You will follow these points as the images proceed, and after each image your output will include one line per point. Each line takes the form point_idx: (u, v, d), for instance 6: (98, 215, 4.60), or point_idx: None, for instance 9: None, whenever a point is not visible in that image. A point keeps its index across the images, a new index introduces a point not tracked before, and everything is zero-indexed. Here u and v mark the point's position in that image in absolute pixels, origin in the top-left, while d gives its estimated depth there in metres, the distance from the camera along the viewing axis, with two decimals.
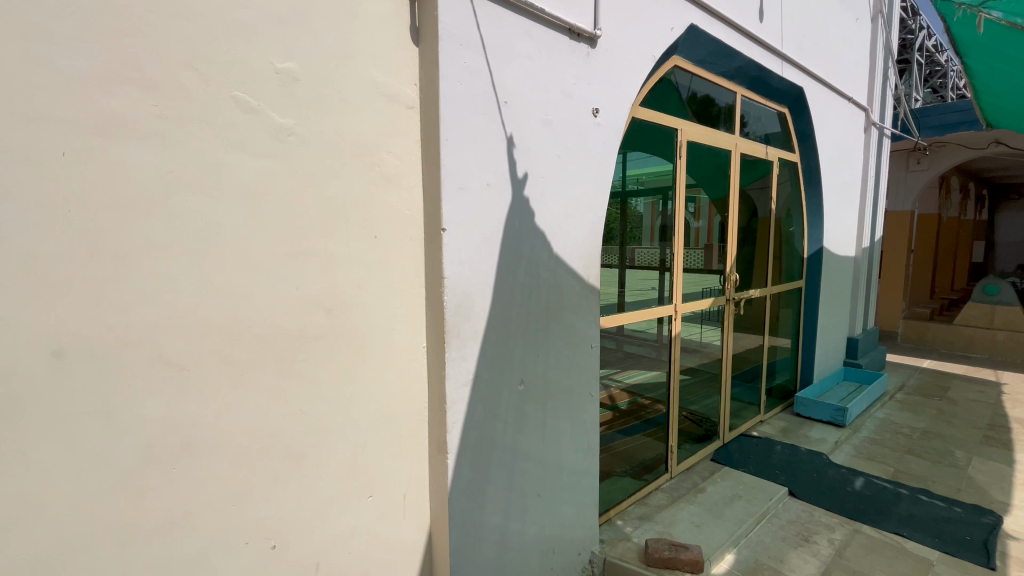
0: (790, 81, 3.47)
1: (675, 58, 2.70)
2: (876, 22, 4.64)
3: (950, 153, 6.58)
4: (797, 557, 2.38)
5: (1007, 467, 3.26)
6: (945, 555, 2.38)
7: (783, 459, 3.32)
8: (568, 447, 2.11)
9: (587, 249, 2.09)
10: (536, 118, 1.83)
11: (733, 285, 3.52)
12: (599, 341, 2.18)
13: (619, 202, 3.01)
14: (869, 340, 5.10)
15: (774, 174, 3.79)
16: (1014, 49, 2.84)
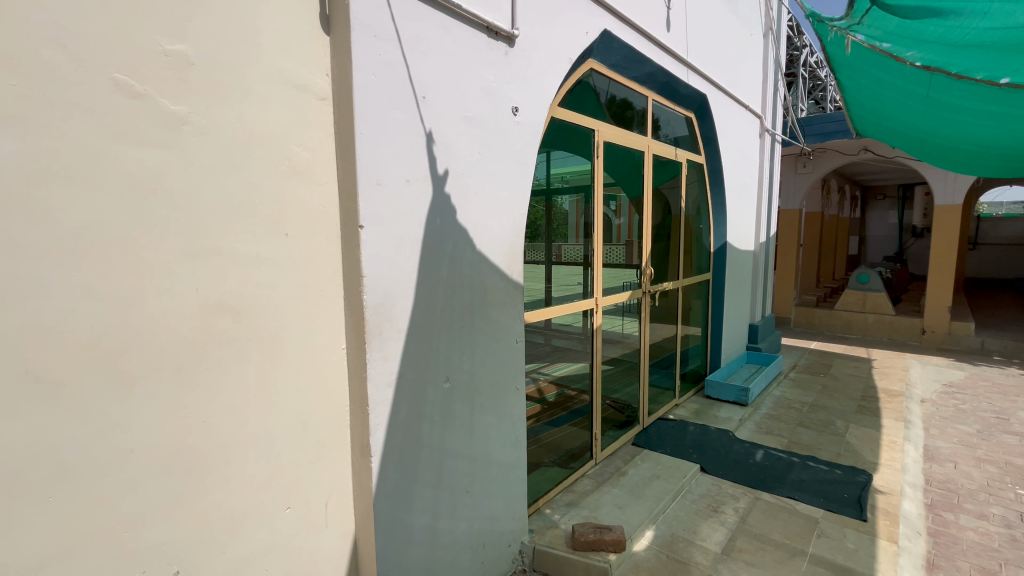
0: (695, 88, 3.74)
1: (590, 61, 2.80)
2: (768, 38, 5.12)
3: (829, 158, 7.44)
4: (708, 527, 2.58)
5: (876, 432, 3.77)
6: (829, 513, 2.71)
7: (696, 439, 3.59)
8: (496, 442, 2.14)
9: (510, 246, 2.13)
10: (455, 115, 1.82)
11: (649, 279, 3.73)
12: (524, 336, 2.22)
13: (544, 200, 3.10)
14: (766, 326, 5.64)
15: (683, 174, 4.05)
16: (875, 69, 3.25)
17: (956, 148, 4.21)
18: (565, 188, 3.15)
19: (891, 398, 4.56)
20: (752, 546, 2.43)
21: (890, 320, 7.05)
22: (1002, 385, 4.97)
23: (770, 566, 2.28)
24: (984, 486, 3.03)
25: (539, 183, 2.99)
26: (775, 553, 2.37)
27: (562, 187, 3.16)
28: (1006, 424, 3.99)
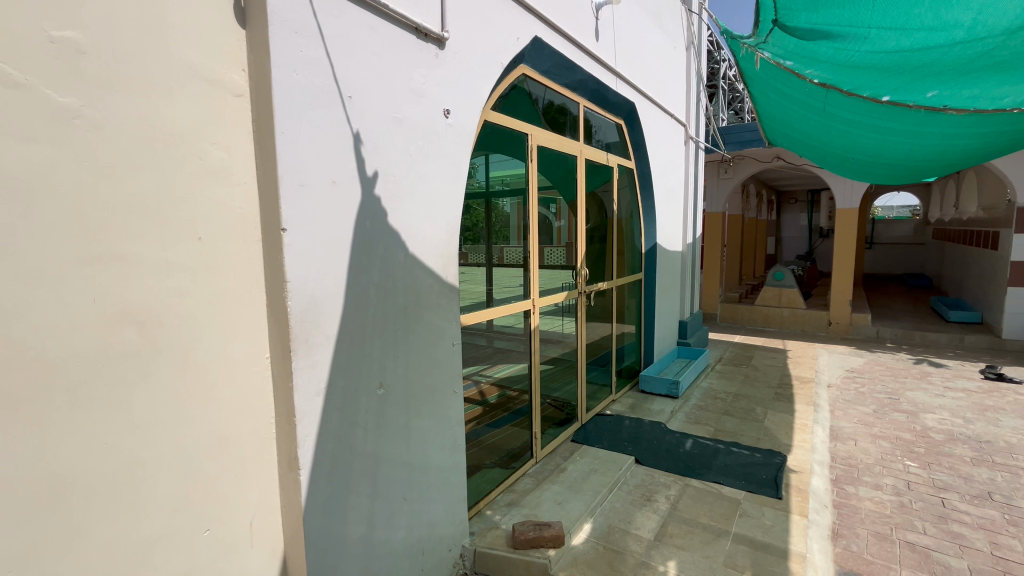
0: (624, 96, 3.91)
1: (523, 66, 2.86)
2: (690, 51, 5.43)
3: (747, 165, 8.03)
4: (642, 516, 2.70)
5: (790, 416, 4.11)
6: (749, 494, 2.91)
7: (631, 432, 3.74)
8: (434, 446, 2.11)
9: (444, 248, 2.12)
10: (385, 116, 1.79)
11: (584, 279, 3.84)
12: (461, 338, 2.22)
13: (483, 201, 3.06)
14: (695, 322, 5.98)
15: (615, 179, 4.22)
16: (781, 84, 3.54)
17: (852, 158, 4.69)
18: (504, 191, 3.13)
19: (803, 384, 4.99)
20: (682, 530, 2.57)
21: (802, 313, 7.71)
22: (893, 369, 5.59)
23: (699, 547, 2.43)
24: (878, 459, 3.40)
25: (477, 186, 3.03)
26: (702, 535, 2.53)
27: (501, 189, 3.13)
28: (896, 403, 4.50)
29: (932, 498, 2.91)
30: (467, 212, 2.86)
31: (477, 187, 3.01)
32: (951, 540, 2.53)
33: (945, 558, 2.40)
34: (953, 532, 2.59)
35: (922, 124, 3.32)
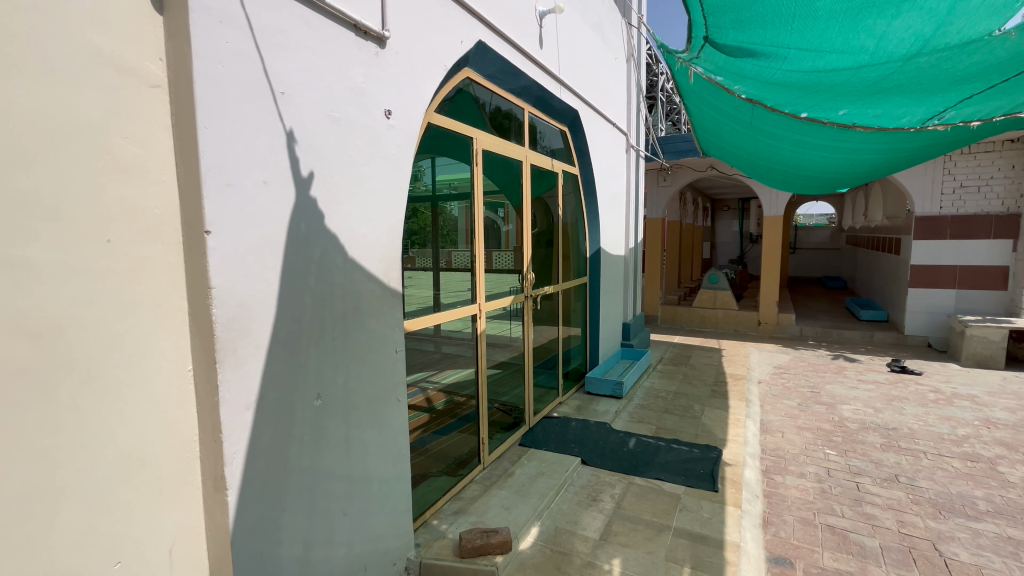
0: (568, 103, 3.98)
1: (467, 70, 2.84)
2: (630, 62, 5.64)
3: (684, 173, 8.45)
4: (588, 516, 2.74)
5: (725, 412, 4.34)
6: (689, 488, 3.04)
7: (577, 433, 3.80)
8: (377, 457, 2.04)
9: (386, 252, 2.06)
10: (321, 114, 1.72)
11: (531, 284, 3.87)
12: (404, 345, 2.16)
13: (430, 204, 3.00)
14: (637, 324, 6.19)
15: (560, 185, 4.29)
16: (713, 98, 3.74)
17: (777, 169, 5.03)
18: (451, 194, 3.06)
19: (736, 381, 5.29)
20: (626, 527, 2.64)
21: (734, 314, 8.18)
22: (814, 364, 6.05)
23: (642, 544, 2.49)
24: (802, 449, 3.65)
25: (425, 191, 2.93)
26: (645, 531, 2.60)
27: (449, 193, 3.05)
28: (817, 396, 4.87)
29: (848, 483, 3.17)
30: (412, 217, 2.77)
31: (424, 191, 2.91)
32: (865, 521, 2.75)
33: (861, 538, 2.60)
34: (867, 513, 2.82)
35: (835, 140, 3.63)
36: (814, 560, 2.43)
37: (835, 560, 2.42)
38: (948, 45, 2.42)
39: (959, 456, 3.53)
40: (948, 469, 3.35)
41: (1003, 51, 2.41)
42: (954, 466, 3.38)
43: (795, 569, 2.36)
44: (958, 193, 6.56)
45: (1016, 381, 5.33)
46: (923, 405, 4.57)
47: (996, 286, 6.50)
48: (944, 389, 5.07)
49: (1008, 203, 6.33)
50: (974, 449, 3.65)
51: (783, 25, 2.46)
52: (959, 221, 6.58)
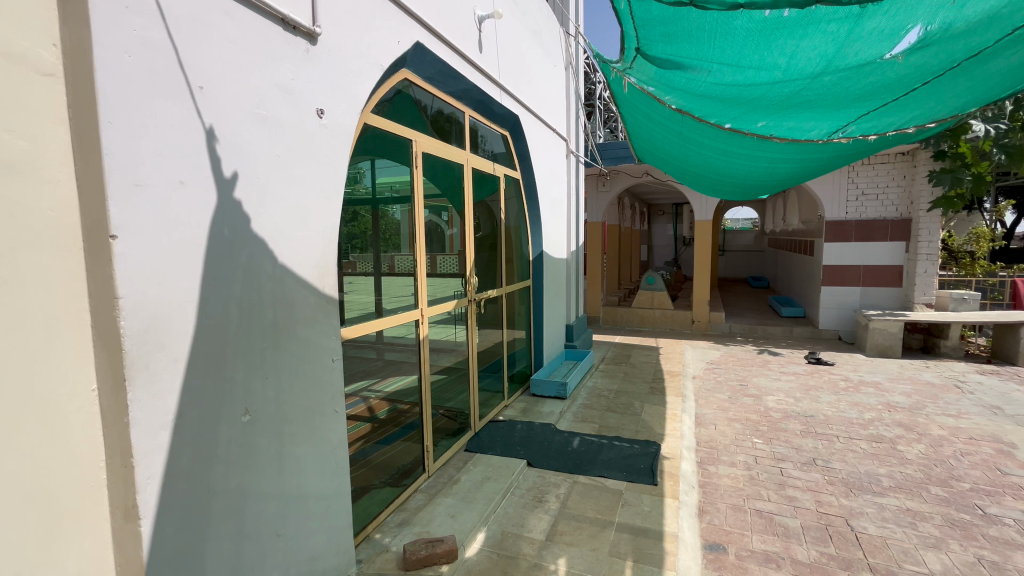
0: (508, 108, 4.01)
1: (405, 70, 2.78)
2: (569, 70, 5.78)
3: (621, 179, 8.78)
4: (534, 518, 2.76)
5: (663, 408, 4.53)
6: (630, 483, 3.14)
7: (522, 436, 3.82)
8: (313, 473, 1.94)
9: (320, 257, 1.97)
10: (245, 111, 1.61)
11: (474, 288, 3.84)
12: (342, 354, 2.07)
13: (370, 208, 2.81)
14: (580, 325, 6.32)
15: (502, 189, 4.31)
16: (645, 108, 3.89)
17: (705, 176, 5.34)
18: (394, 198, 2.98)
19: (673, 377, 5.54)
20: (571, 526, 2.68)
21: (670, 314, 8.57)
22: (742, 359, 6.46)
23: (586, 541, 2.54)
24: (733, 440, 3.88)
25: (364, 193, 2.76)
26: (589, 529, 2.65)
27: (390, 196, 2.94)
28: (745, 389, 5.20)
29: (773, 468, 3.40)
30: (351, 220, 2.63)
31: (364, 194, 2.75)
32: (788, 503, 2.97)
33: (785, 519, 2.80)
34: (789, 496, 3.04)
35: (755, 150, 3.90)
36: (744, 543, 2.58)
37: (763, 542, 2.59)
38: (848, 66, 2.68)
39: (866, 438, 3.90)
40: (857, 450, 3.68)
41: (893, 73, 2.70)
42: (863, 447, 3.72)
43: (727, 554, 2.50)
44: (860, 200, 7.28)
45: (911, 368, 5.97)
46: (835, 392, 5.01)
47: (893, 283, 7.26)
48: (852, 377, 5.58)
49: (901, 210, 7.10)
50: (878, 430, 4.05)
51: (706, 40, 2.61)
52: (862, 225, 7.29)
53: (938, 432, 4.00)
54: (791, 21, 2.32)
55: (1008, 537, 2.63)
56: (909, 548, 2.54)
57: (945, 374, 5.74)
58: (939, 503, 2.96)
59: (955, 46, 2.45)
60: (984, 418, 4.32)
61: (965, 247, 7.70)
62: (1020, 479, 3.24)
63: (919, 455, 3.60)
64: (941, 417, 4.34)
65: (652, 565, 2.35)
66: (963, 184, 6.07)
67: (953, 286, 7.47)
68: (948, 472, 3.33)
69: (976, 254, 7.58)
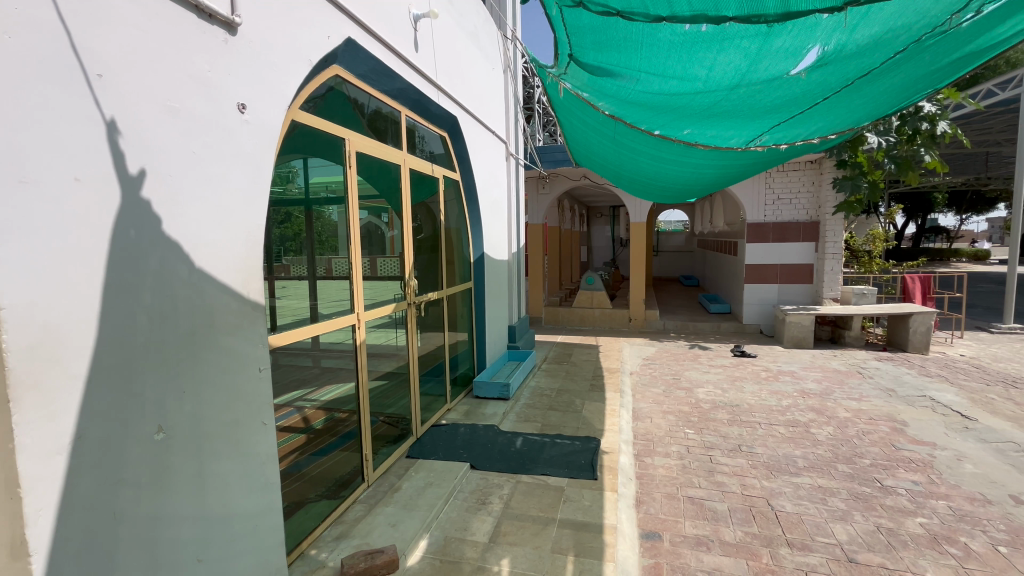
0: (446, 109, 3.98)
1: (336, 67, 2.67)
2: (507, 73, 5.83)
3: (561, 181, 8.99)
4: (477, 521, 2.75)
5: (602, 404, 4.67)
6: (571, 479, 3.20)
7: (465, 438, 3.80)
8: (239, 490, 1.82)
9: (243, 261, 1.85)
10: (152, 103, 1.48)
11: (413, 291, 3.75)
12: (270, 363, 1.95)
13: (304, 207, 2.91)
14: (522, 326, 6.37)
15: (441, 190, 4.26)
16: (580, 114, 4.00)
17: (639, 180, 5.57)
18: (331, 197, 2.93)
19: (611, 374, 5.73)
20: (514, 526, 2.69)
21: (609, 313, 8.87)
22: (676, 354, 6.80)
23: (529, 540, 2.57)
24: (667, 432, 4.07)
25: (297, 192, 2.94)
26: (532, 527, 2.68)
27: (325, 196, 2.96)
28: (678, 382, 5.47)
29: (703, 456, 3.61)
30: (283, 221, 2.74)
31: (296, 194, 2.92)
32: (717, 488, 3.16)
33: (714, 504, 2.97)
34: (718, 482, 3.23)
35: (683, 156, 4.12)
36: (678, 529, 2.72)
37: (695, 527, 2.74)
38: (761, 79, 2.89)
39: (784, 423, 4.23)
40: (776, 435, 3.99)
41: (800, 87, 2.94)
42: (781, 432, 4.03)
43: (662, 541, 2.62)
44: (776, 204, 7.90)
45: (821, 357, 6.55)
46: (758, 382, 5.40)
47: (806, 280, 7.92)
48: (772, 367, 6.03)
49: (811, 213, 7.78)
50: (794, 416, 4.40)
51: (634, 50, 2.72)
52: (778, 227, 7.91)
53: (844, 415, 4.42)
54: (709, 36, 2.47)
55: (901, 505, 2.94)
56: (821, 522, 2.78)
57: (850, 361, 6.34)
58: (845, 478, 3.27)
59: (850, 66, 2.71)
60: (881, 400, 4.82)
61: (864, 247, 8.56)
62: (911, 452, 3.64)
63: (828, 436, 3.96)
64: (846, 401, 4.80)
65: (593, 558, 2.41)
66: (861, 191, 6.75)
67: (856, 282, 8.27)
68: (852, 450, 3.68)
69: (873, 253, 8.46)
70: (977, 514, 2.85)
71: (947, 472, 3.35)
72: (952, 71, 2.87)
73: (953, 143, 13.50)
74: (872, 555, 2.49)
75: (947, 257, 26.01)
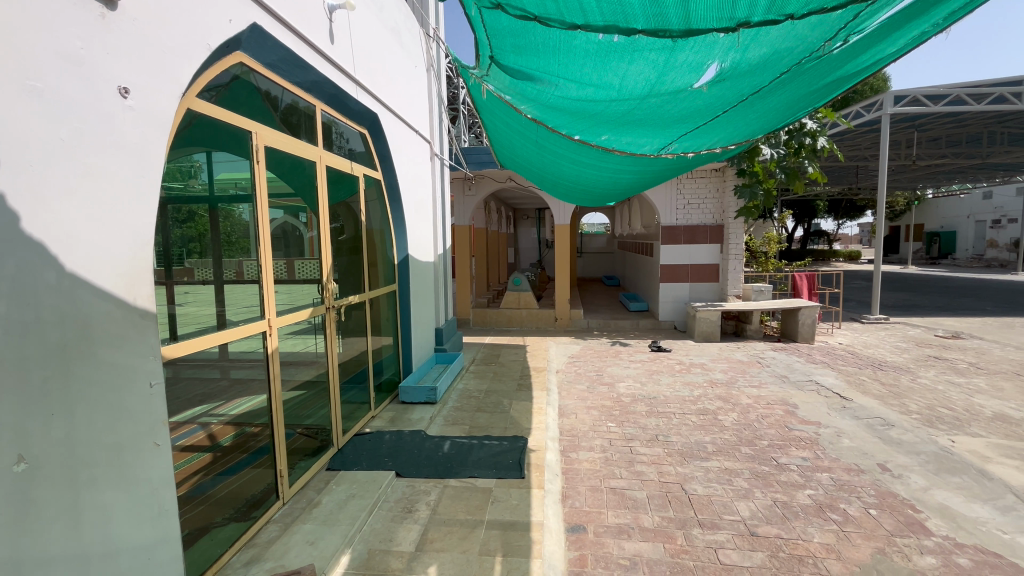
0: (365, 105, 3.82)
1: (240, 53, 2.45)
2: (431, 72, 5.72)
3: (486, 183, 9.03)
4: (402, 530, 2.67)
5: (530, 402, 4.74)
6: (499, 480, 3.21)
7: (391, 446, 3.67)
8: (125, 520, 1.62)
9: (127, 264, 1.65)
10: (7, 81, 1.28)
11: (332, 294, 3.50)
12: (163, 377, 1.76)
13: (207, 207, 2.96)
14: (449, 328, 6.28)
15: (361, 190, 4.08)
16: (503, 117, 4.02)
17: (562, 183, 5.70)
18: (241, 194, 2.72)
19: (538, 373, 5.84)
20: (442, 532, 2.65)
21: (536, 313, 9.04)
22: (599, 351, 7.08)
23: (457, 545, 2.54)
24: (591, 426, 4.22)
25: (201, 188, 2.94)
26: (459, 531, 2.65)
27: (231, 194, 2.84)
28: (600, 378, 5.69)
29: (624, 448, 3.78)
30: (185, 221, 2.89)
31: (200, 189, 2.93)
32: (637, 477, 3.32)
33: (634, 492, 3.13)
34: (638, 471, 3.40)
35: (601, 161, 4.29)
36: (601, 520, 2.83)
37: (617, 516, 2.86)
38: (669, 90, 3.08)
39: (695, 412, 4.55)
40: (689, 423, 4.27)
41: (704, 100, 3.17)
42: (693, 420, 4.34)
43: (586, 533, 2.71)
44: (686, 209, 8.49)
45: (726, 349, 7.13)
46: (672, 375, 5.76)
47: (712, 279, 8.60)
48: (685, 360, 6.47)
49: (716, 217, 8.45)
50: (704, 404, 4.75)
51: (551, 55, 2.79)
52: (688, 230, 8.52)
53: (746, 401, 4.84)
54: (620, 46, 2.60)
55: (793, 480, 3.28)
56: (727, 501, 3.02)
57: (750, 352, 6.96)
58: (747, 459, 3.58)
59: (746, 82, 2.97)
60: (777, 386, 5.34)
61: (761, 248, 9.45)
62: (801, 432, 4.07)
63: (733, 422, 4.31)
64: (748, 388, 5.26)
65: (520, 557, 2.43)
66: (758, 198, 7.44)
67: (755, 280, 9.11)
68: (753, 433, 4.05)
69: (768, 254, 9.40)
70: (854, 483, 3.25)
71: (829, 447, 3.78)
72: (827, 92, 3.24)
73: (829, 157, 15.35)
74: (770, 528, 2.74)
75: (827, 257, 29.47)
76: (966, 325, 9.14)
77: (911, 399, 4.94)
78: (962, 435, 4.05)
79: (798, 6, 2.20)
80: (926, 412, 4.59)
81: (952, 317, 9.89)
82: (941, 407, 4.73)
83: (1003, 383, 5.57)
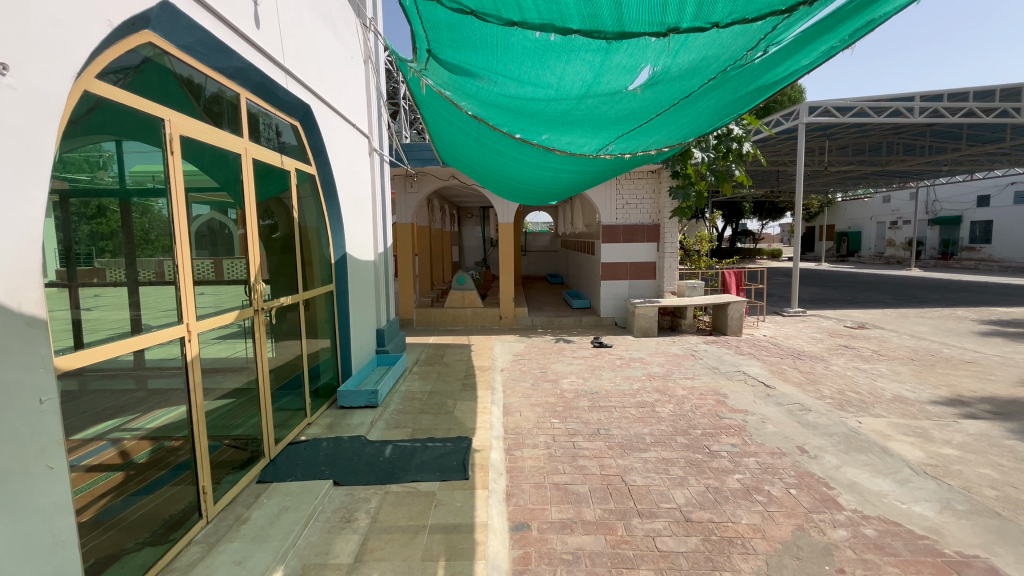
0: (295, 95, 3.61)
1: (147, 33, 2.23)
2: (369, 65, 5.53)
3: (428, 181, 8.87)
4: (340, 542, 2.55)
5: (474, 402, 4.70)
6: (443, 483, 3.15)
7: (328, 454, 3.51)
8: (11, 556, 1.42)
9: (9, 264, 1.45)
10: None
11: (260, 295, 3.25)
12: (56, 391, 1.57)
13: (120, 200, 2.74)
14: (392, 329, 6.10)
15: (293, 185, 3.85)
16: (443, 113, 3.95)
17: (505, 181, 5.70)
18: (158, 188, 2.46)
19: (483, 372, 5.82)
20: (382, 540, 2.57)
21: (481, 311, 9.00)
22: (543, 348, 7.16)
23: (398, 552, 2.46)
24: (536, 423, 4.26)
25: (112, 180, 2.66)
26: (401, 538, 2.58)
27: (153, 187, 2.50)
28: (544, 375, 5.76)
29: (567, 443, 3.84)
30: (94, 215, 2.79)
31: (110, 182, 2.65)
32: (579, 471, 3.39)
33: (576, 487, 3.18)
34: (580, 465, 3.47)
35: (542, 160, 4.33)
36: (545, 516, 2.85)
37: (560, 512, 2.89)
38: (606, 91, 3.16)
39: (635, 405, 4.71)
40: (628, 416, 4.41)
41: (639, 102, 3.27)
42: (633, 413, 4.49)
43: (530, 530, 2.72)
44: (625, 209, 8.77)
45: (663, 343, 7.45)
46: (613, 370, 5.93)
47: (650, 277, 8.95)
48: (625, 355, 6.69)
49: (653, 216, 8.80)
50: (642, 397, 4.93)
51: (490, 52, 2.77)
52: (627, 230, 8.81)
53: (681, 392, 5.08)
54: (558, 46, 2.62)
55: (723, 466, 3.47)
56: (664, 489, 3.15)
57: (685, 346, 7.32)
58: (682, 448, 3.75)
59: (678, 87, 3.09)
60: (709, 377, 5.64)
61: (694, 246, 9.96)
62: (730, 420, 4.33)
63: (669, 413, 4.51)
64: (683, 380, 5.52)
65: (464, 559, 2.40)
66: (690, 199, 7.80)
67: (689, 277, 9.59)
68: (688, 423, 4.25)
69: (700, 252, 9.94)
70: (777, 465, 3.49)
71: (755, 433, 4.04)
72: (750, 100, 3.45)
73: (754, 162, 16.47)
74: (703, 513, 2.88)
75: (752, 255, 31.60)
76: (869, 315, 10.15)
77: (824, 385, 5.40)
78: (867, 416, 4.48)
79: (722, 15, 2.32)
80: (837, 396, 5.03)
81: (858, 309, 10.93)
82: (850, 392, 5.19)
83: (899, 367, 6.22)
